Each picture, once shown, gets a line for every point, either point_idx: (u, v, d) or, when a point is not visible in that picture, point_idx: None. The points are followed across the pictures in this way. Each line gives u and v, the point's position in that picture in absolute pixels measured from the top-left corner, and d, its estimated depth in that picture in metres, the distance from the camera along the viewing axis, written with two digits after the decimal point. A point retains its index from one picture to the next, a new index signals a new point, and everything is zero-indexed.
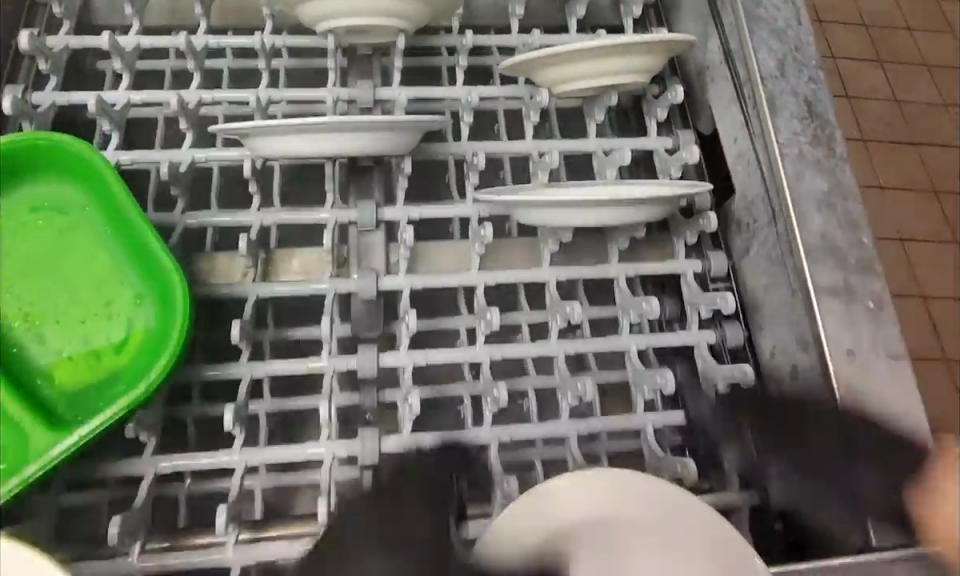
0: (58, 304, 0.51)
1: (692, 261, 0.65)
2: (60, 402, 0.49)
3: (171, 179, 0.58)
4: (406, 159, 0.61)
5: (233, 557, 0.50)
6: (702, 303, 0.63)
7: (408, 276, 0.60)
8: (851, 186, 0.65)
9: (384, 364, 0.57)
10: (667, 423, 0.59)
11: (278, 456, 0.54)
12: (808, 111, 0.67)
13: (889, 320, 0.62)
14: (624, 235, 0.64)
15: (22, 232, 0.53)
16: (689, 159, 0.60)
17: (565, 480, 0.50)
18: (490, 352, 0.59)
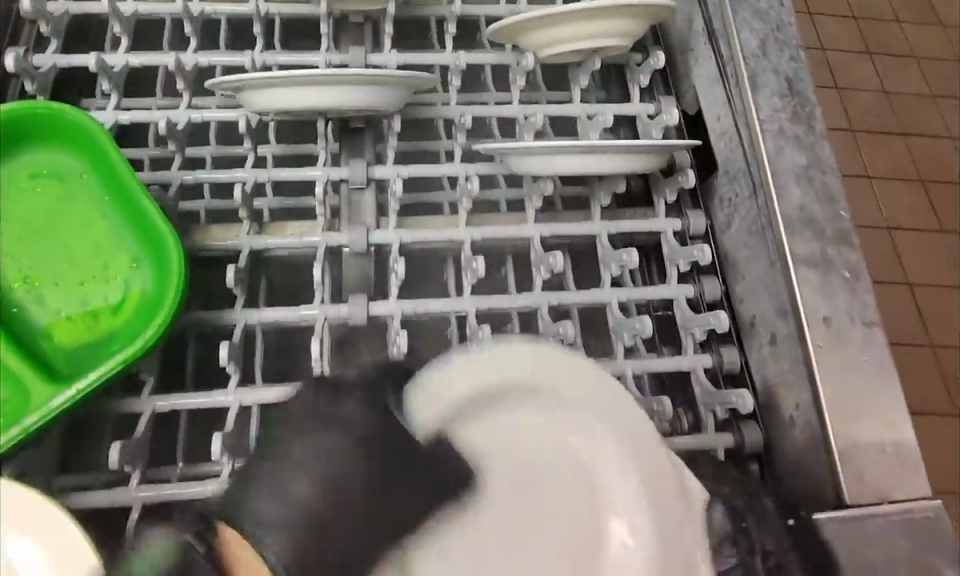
0: (57, 267, 0.53)
1: (672, 220, 0.67)
2: (59, 360, 0.51)
3: (169, 135, 0.60)
4: (397, 118, 0.64)
5: (227, 488, 0.53)
6: (680, 257, 0.65)
7: (398, 230, 0.62)
8: (830, 161, 0.67)
9: (374, 314, 0.59)
10: (647, 368, 0.62)
11: (270, 396, 0.56)
12: (789, 88, 0.68)
13: (866, 291, 0.63)
14: (605, 190, 0.66)
15: (22, 198, 0.55)
16: (670, 121, 0.64)
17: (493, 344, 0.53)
18: (476, 303, 0.60)
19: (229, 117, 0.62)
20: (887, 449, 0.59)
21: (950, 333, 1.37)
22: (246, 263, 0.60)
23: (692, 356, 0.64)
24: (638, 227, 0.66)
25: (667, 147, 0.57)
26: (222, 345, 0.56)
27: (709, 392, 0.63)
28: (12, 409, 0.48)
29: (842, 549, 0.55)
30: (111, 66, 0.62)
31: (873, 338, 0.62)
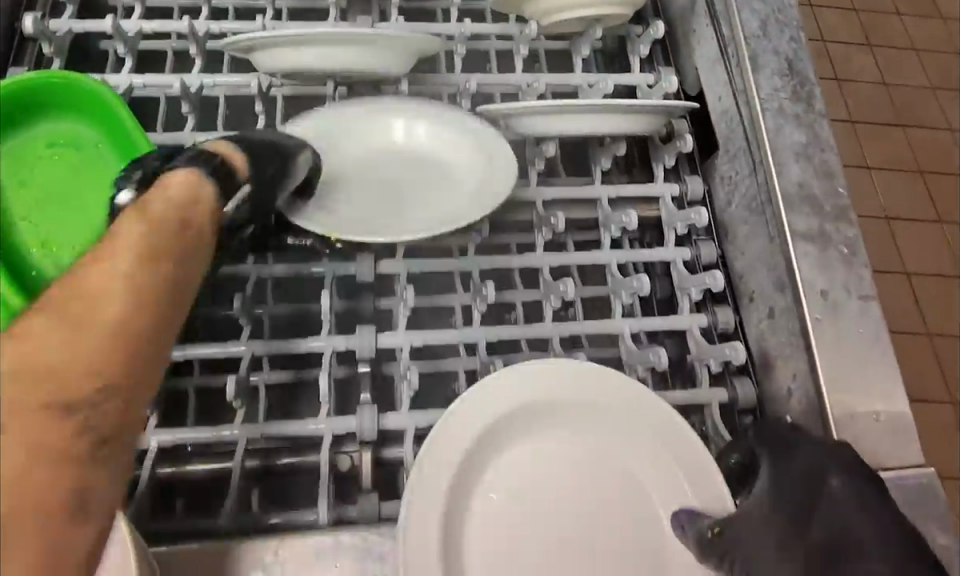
0: (75, 231, 0.54)
1: (671, 184, 0.70)
2: None
3: (183, 96, 0.62)
4: (404, 81, 0.66)
5: (239, 429, 0.55)
6: (679, 220, 0.67)
7: (408, 261, 0.63)
8: (829, 140, 0.68)
9: (381, 271, 0.63)
10: (644, 326, 0.64)
11: (279, 427, 0.56)
12: (789, 68, 0.69)
13: (862, 265, 0.65)
14: (607, 155, 0.69)
15: (39, 167, 0.56)
16: (669, 88, 0.67)
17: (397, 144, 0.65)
18: (485, 332, 0.62)
19: (241, 81, 0.65)
20: (882, 418, 0.61)
21: (948, 322, 1.39)
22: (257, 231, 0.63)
23: (688, 314, 0.66)
24: (638, 191, 0.69)
25: (668, 106, 0.60)
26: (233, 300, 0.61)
27: (703, 346, 0.65)
28: None
29: None
30: (126, 31, 0.64)
31: (869, 312, 0.63)
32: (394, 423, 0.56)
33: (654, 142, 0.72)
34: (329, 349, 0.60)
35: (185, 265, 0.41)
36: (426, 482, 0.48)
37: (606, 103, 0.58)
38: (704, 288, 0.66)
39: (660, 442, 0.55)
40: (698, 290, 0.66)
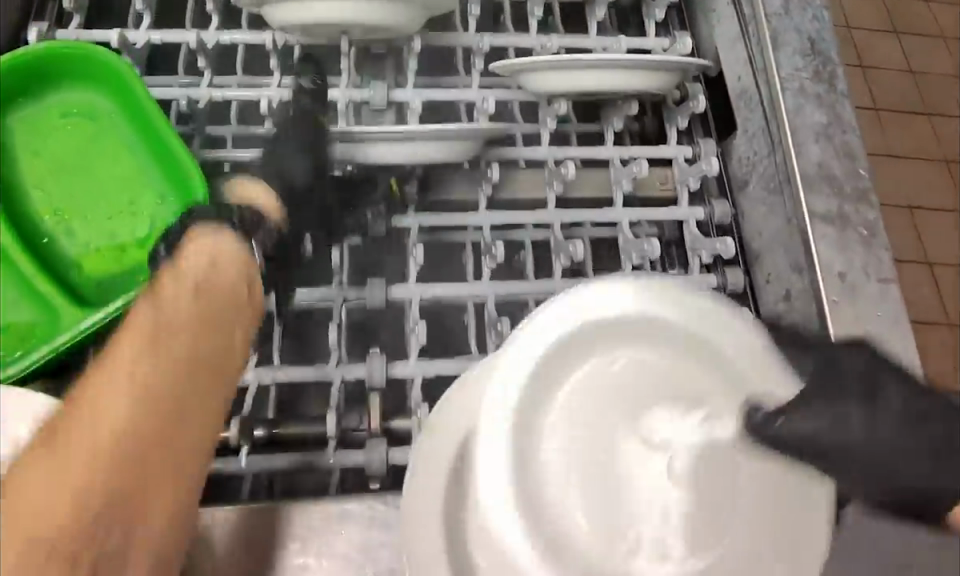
0: (86, 201, 0.55)
1: (684, 147, 0.69)
2: (89, 290, 0.53)
3: (199, 49, 0.64)
4: (416, 39, 0.67)
5: (251, 376, 0.58)
6: (691, 175, 0.67)
7: (418, 216, 0.65)
8: (851, 120, 0.67)
9: (393, 226, 0.65)
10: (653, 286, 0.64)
11: (288, 374, 0.58)
12: (811, 47, 0.68)
13: (881, 247, 0.64)
14: (619, 116, 0.68)
15: (51, 134, 0.56)
16: (682, 50, 0.69)
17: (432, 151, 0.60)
18: (494, 289, 0.62)
19: (256, 38, 0.67)
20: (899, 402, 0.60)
21: None
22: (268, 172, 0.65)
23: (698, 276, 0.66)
24: (654, 153, 0.68)
25: (676, 62, 0.60)
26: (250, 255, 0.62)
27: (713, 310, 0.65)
28: (45, 332, 0.51)
29: None
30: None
31: (889, 294, 0.62)
32: (402, 375, 0.57)
33: (667, 103, 0.71)
34: (340, 300, 0.62)
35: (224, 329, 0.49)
36: (428, 452, 0.46)
37: (620, 58, 0.59)
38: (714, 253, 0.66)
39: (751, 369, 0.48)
40: (709, 254, 0.66)
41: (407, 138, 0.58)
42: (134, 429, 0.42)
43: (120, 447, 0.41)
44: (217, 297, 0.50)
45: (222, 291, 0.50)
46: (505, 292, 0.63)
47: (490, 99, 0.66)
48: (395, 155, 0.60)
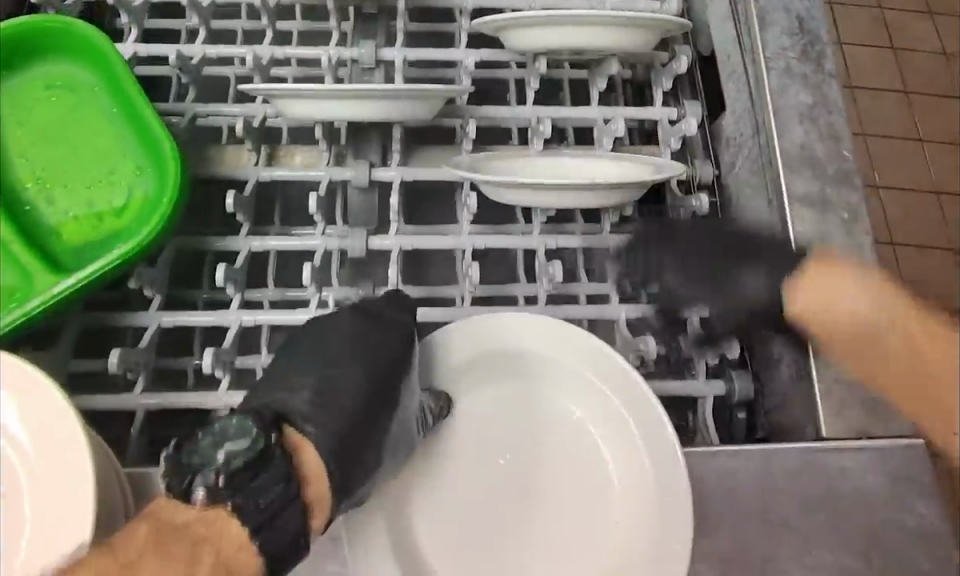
0: (67, 171, 0.57)
1: (668, 108, 0.69)
2: (66, 256, 0.55)
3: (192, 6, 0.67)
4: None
5: (230, 318, 0.60)
6: (671, 134, 0.67)
7: (400, 168, 0.65)
8: (837, 102, 0.66)
9: (376, 178, 0.65)
10: (630, 244, 0.64)
11: (266, 317, 0.59)
12: (799, 27, 0.68)
13: (863, 231, 0.63)
14: (602, 76, 0.68)
15: (37, 106, 0.59)
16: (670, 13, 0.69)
17: (403, 103, 0.61)
18: (474, 241, 0.64)
19: None
20: (872, 387, 0.60)
21: None
22: (258, 127, 0.66)
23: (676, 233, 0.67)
24: (636, 114, 0.68)
25: (657, 18, 0.60)
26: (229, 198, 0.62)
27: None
28: (22, 294, 0.53)
29: (811, 481, 0.56)
30: None
31: None
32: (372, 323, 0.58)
33: (655, 66, 0.71)
34: (323, 248, 0.63)
35: None
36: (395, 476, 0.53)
37: (590, 14, 0.58)
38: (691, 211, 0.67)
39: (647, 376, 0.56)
40: (686, 211, 0.67)
41: (365, 98, 0.60)
42: None
43: None
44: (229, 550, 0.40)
45: None
46: (484, 245, 0.64)
47: (474, 60, 0.68)
48: (354, 109, 0.61)
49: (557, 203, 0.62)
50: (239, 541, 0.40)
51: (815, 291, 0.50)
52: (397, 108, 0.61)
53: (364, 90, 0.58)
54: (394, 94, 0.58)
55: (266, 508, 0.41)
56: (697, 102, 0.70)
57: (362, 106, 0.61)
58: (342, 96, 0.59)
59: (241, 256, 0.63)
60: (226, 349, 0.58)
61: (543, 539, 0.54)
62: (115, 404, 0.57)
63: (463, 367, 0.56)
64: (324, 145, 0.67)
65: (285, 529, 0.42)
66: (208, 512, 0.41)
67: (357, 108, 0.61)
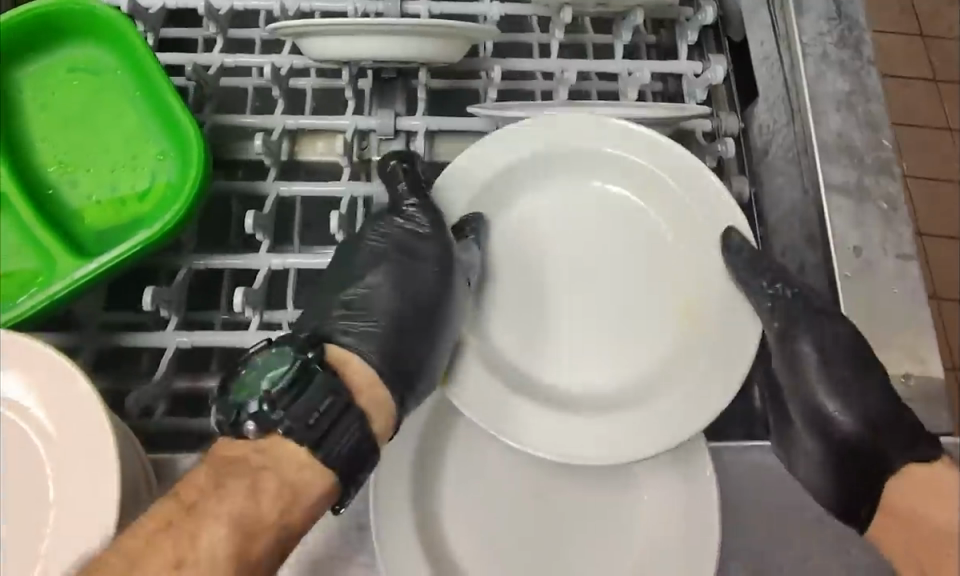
0: (91, 155, 0.56)
1: (693, 62, 0.68)
2: (88, 240, 0.55)
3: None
4: None
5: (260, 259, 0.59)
6: (697, 86, 0.66)
7: (426, 117, 0.66)
8: (877, 89, 0.65)
9: (401, 127, 0.66)
10: None
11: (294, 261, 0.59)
12: (837, 12, 0.67)
13: (902, 221, 0.61)
14: (627, 28, 0.67)
15: (60, 90, 0.58)
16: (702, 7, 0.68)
17: (420, 34, 0.60)
18: None
19: None
20: (911, 382, 0.58)
21: None
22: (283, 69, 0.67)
23: None
24: (663, 65, 0.67)
25: None
26: (258, 141, 0.62)
27: None
28: (44, 278, 0.53)
29: None
30: None
31: (907, 271, 0.60)
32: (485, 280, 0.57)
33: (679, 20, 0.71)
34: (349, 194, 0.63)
35: None
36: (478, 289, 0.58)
37: None
38: (716, 159, 0.65)
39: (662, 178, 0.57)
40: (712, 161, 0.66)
41: (390, 32, 0.60)
42: None
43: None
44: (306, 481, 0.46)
45: None
46: None
47: (498, 11, 0.68)
48: (374, 52, 0.62)
49: None
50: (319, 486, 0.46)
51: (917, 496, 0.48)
52: (415, 44, 0.61)
53: (391, 21, 0.58)
54: (423, 28, 0.59)
55: (316, 425, 0.46)
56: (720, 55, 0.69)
57: (383, 44, 0.61)
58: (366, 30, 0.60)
59: (268, 200, 0.63)
60: (256, 290, 0.57)
61: (595, 290, 0.57)
62: (148, 341, 0.56)
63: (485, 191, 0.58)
64: (350, 92, 0.67)
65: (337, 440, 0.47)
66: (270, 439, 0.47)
67: (375, 46, 0.61)
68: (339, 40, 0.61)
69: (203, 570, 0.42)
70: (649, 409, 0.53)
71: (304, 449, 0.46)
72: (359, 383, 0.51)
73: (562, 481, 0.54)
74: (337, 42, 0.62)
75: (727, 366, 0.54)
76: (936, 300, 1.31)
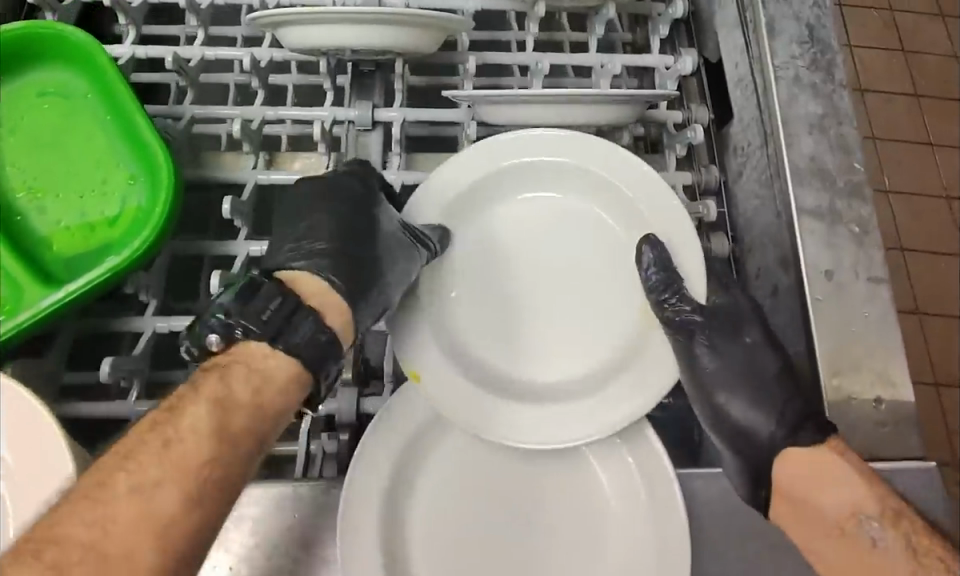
0: (59, 180, 0.56)
1: (665, 55, 0.69)
2: (56, 267, 0.54)
3: None
4: None
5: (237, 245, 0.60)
6: (668, 77, 0.67)
7: (403, 108, 0.66)
8: (848, 112, 0.65)
9: (379, 118, 0.66)
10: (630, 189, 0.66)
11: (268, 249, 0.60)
12: (810, 35, 0.67)
13: (874, 246, 0.62)
14: (600, 21, 0.68)
15: (28, 113, 0.58)
16: (676, 14, 0.69)
17: (396, 23, 0.61)
18: None
19: None
20: (882, 407, 0.58)
21: None
22: (261, 61, 0.67)
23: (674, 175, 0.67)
24: (640, 59, 0.68)
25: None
26: (235, 127, 0.63)
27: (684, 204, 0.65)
28: (10, 307, 0.52)
29: None
30: None
31: (879, 295, 0.60)
32: (459, 273, 0.59)
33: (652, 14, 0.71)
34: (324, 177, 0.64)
35: (233, 480, 0.45)
36: (442, 286, 0.59)
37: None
38: (686, 142, 0.66)
39: (629, 190, 0.58)
40: (682, 146, 0.68)
41: (368, 22, 0.60)
42: (170, 525, 0.42)
43: (196, 470, 0.44)
44: (269, 387, 0.48)
45: (228, 481, 0.45)
46: None
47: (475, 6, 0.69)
48: (348, 40, 0.62)
49: (545, 119, 0.62)
50: (284, 375, 0.49)
51: (804, 478, 0.51)
52: (395, 33, 0.62)
53: (367, 8, 0.58)
54: (399, 17, 0.60)
55: (271, 321, 0.49)
56: (692, 48, 0.70)
57: (358, 34, 0.62)
58: (344, 19, 0.60)
59: (247, 188, 0.64)
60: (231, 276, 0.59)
61: (568, 292, 0.59)
62: (127, 325, 0.58)
63: (470, 191, 0.59)
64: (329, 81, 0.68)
65: (296, 332, 0.49)
66: (233, 348, 0.49)
67: (354, 36, 0.62)
68: (317, 28, 0.62)
69: (188, 452, 0.44)
70: (605, 398, 0.54)
71: (263, 343, 0.49)
72: (312, 292, 0.52)
73: (532, 498, 0.54)
74: (314, 30, 0.62)
75: (657, 361, 0.55)
76: (919, 314, 1.31)
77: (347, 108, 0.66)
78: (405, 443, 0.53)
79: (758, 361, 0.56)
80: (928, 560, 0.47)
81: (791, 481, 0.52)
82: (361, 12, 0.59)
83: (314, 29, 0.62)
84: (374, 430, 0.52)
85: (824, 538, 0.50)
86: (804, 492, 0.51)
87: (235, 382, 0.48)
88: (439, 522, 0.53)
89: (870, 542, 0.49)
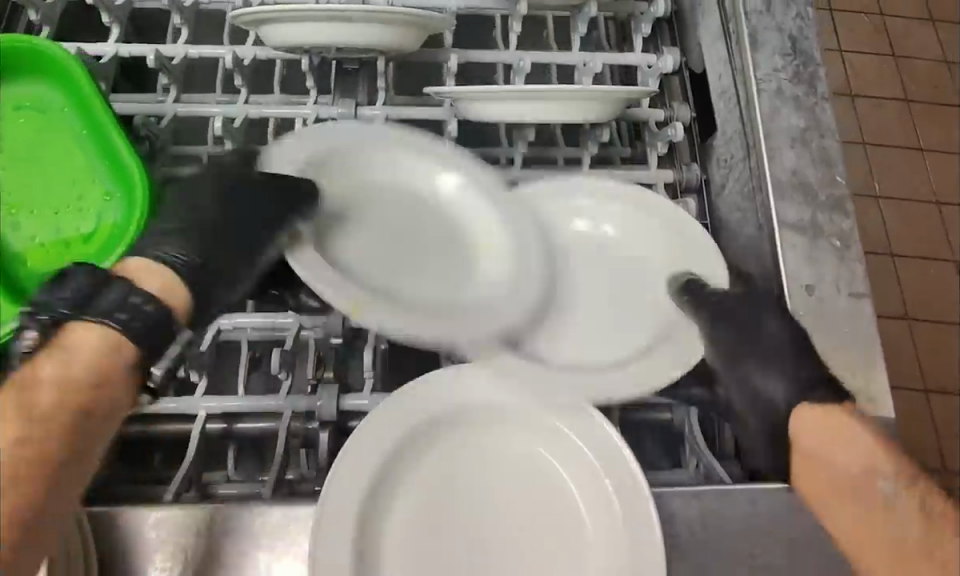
0: (36, 196, 0.56)
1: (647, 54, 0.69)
2: (29, 283, 0.54)
3: None
4: None
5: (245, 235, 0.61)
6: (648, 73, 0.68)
7: (385, 106, 0.66)
8: (831, 125, 0.65)
9: (361, 116, 0.66)
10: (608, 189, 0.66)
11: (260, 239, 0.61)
12: (792, 47, 0.67)
13: (856, 260, 0.61)
14: (582, 20, 0.68)
15: (5, 127, 0.58)
16: (656, 14, 0.69)
17: (378, 22, 0.60)
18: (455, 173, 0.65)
19: None
20: None
21: None
22: (243, 61, 0.67)
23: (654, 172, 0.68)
24: (621, 58, 0.68)
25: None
26: (217, 126, 0.63)
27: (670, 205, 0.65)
28: None
29: (798, 527, 0.54)
30: None
31: (860, 310, 0.60)
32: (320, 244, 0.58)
33: (635, 15, 0.72)
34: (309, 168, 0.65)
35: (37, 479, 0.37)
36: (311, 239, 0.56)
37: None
38: (667, 140, 0.68)
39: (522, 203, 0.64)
40: (663, 144, 0.69)
41: (350, 20, 0.60)
42: None
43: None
44: (77, 362, 0.41)
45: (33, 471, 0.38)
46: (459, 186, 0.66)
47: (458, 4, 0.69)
48: (331, 39, 0.62)
49: (534, 119, 0.62)
50: (90, 347, 0.42)
51: (822, 445, 0.48)
52: (378, 31, 0.61)
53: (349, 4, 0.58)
54: (382, 15, 0.60)
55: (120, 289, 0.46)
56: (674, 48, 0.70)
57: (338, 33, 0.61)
58: (326, 17, 0.60)
59: None
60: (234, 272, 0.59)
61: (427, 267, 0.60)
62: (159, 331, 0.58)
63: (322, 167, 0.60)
64: (312, 81, 0.67)
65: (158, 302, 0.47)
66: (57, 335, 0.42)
67: (338, 34, 0.61)
68: (299, 26, 0.61)
69: None
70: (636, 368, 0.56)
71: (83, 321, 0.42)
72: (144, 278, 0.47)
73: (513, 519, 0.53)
74: (295, 28, 0.61)
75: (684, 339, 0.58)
76: (908, 320, 1.31)
77: (329, 106, 0.65)
78: (391, 452, 0.51)
79: (739, 376, 0.55)
80: (945, 520, 0.43)
81: (802, 439, 0.50)
82: (343, 9, 0.59)
83: (296, 26, 0.61)
84: (360, 436, 0.50)
85: (846, 506, 0.45)
86: (816, 444, 0.49)
87: (33, 373, 0.40)
88: (416, 538, 0.51)
89: (881, 497, 0.44)
